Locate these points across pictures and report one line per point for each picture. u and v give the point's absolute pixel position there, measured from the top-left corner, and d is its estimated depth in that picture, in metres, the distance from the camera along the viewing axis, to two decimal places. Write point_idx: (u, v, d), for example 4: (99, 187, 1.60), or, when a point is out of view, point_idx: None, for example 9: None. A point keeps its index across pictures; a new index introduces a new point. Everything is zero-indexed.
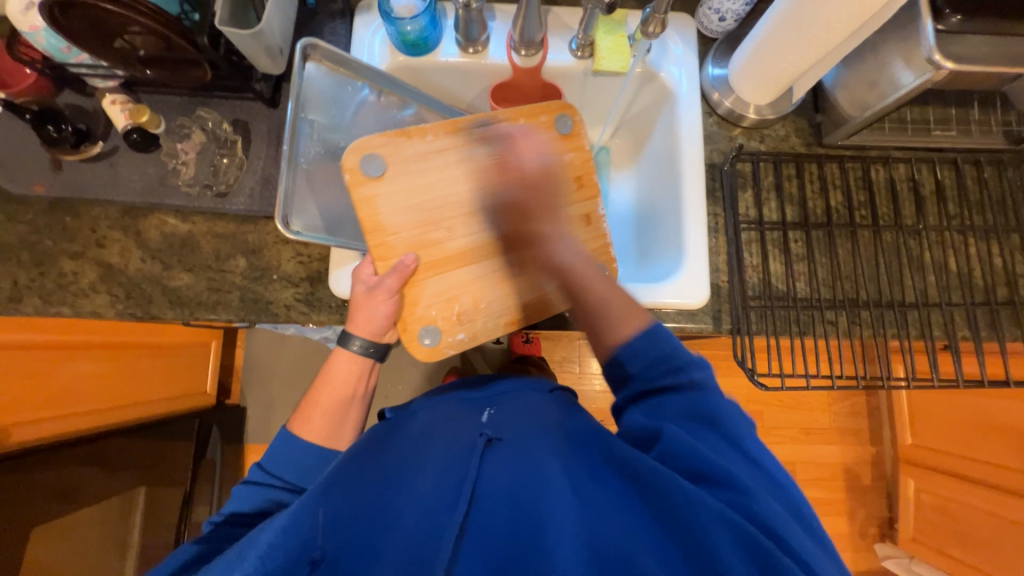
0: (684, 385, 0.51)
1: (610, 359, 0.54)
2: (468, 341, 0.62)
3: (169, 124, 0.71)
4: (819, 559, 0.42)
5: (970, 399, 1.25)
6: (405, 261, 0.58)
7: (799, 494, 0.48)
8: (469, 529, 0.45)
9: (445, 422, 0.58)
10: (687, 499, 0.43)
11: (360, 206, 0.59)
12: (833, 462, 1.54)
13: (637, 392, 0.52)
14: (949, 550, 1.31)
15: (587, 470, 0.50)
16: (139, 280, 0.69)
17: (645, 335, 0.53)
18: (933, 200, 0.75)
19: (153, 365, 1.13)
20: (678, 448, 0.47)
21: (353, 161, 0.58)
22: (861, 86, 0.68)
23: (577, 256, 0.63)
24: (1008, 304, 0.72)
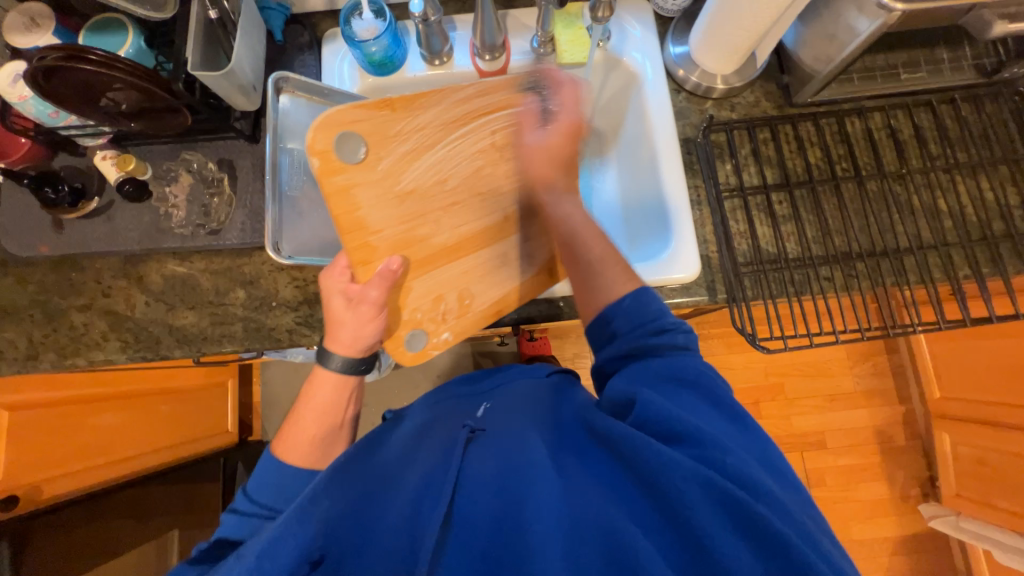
0: (670, 344, 0.52)
1: (600, 317, 0.55)
2: (454, 340, 0.65)
3: (156, 169, 0.73)
4: (792, 503, 0.44)
5: (991, 343, 1.21)
6: (389, 265, 0.58)
7: (774, 448, 0.50)
8: (453, 515, 0.47)
9: (440, 425, 0.61)
10: (666, 463, 0.44)
11: (337, 195, 0.56)
12: (863, 426, 1.51)
13: (625, 347, 0.53)
14: (995, 502, 1.27)
15: (571, 452, 0.51)
16: (146, 323, 0.71)
17: (633, 298, 0.53)
18: (914, 143, 0.75)
19: (173, 410, 1.15)
20: (651, 415, 0.47)
21: (324, 141, 0.54)
22: (821, 41, 0.68)
23: (578, 207, 0.62)
24: (1003, 237, 0.71)
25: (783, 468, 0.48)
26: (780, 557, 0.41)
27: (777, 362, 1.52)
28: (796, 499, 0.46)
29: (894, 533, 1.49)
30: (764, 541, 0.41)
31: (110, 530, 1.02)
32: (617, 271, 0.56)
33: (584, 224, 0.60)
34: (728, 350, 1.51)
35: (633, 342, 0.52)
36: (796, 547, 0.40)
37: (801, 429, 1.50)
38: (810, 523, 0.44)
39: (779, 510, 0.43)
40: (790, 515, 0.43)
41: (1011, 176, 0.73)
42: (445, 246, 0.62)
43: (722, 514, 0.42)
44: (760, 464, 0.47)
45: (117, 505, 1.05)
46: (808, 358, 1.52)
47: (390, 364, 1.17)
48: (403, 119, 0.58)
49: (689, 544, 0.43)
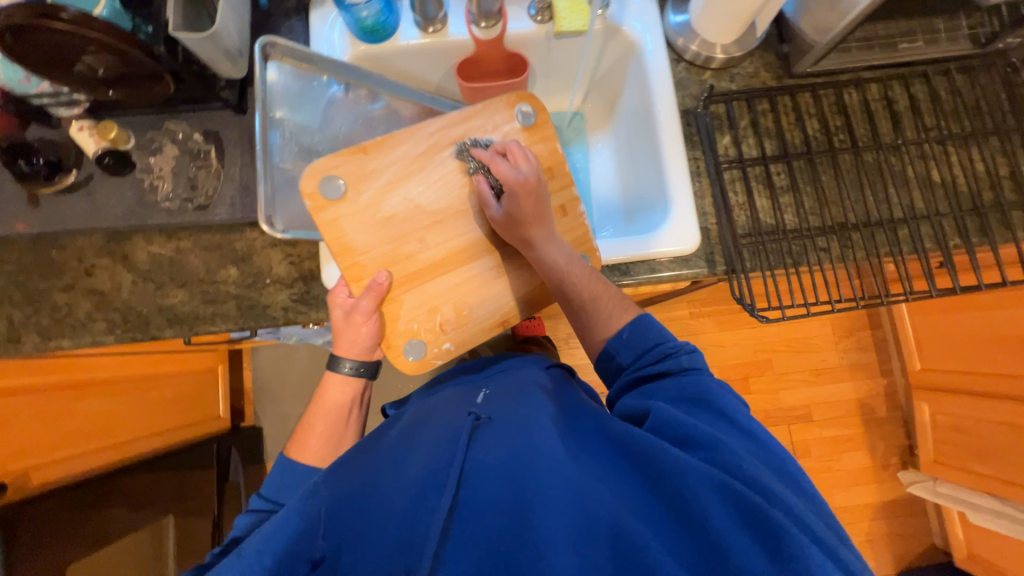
0: (674, 368, 0.58)
1: (604, 352, 0.62)
2: (456, 349, 0.63)
3: (139, 139, 0.70)
4: (791, 498, 0.46)
5: (970, 316, 1.26)
6: (378, 278, 0.59)
7: (779, 448, 0.52)
8: (454, 507, 0.46)
9: (441, 411, 0.61)
10: (681, 465, 0.47)
11: (324, 228, 0.59)
12: (847, 399, 1.56)
13: (631, 378, 0.60)
14: (969, 466, 1.33)
15: (581, 445, 0.52)
16: (134, 303, 0.69)
17: (632, 329, 0.60)
18: (909, 115, 0.75)
19: (165, 394, 1.14)
20: (667, 420, 0.52)
21: (313, 186, 0.59)
22: (822, 9, 0.68)
23: (564, 254, 0.61)
24: (992, 208, 0.72)
25: (797, 473, 0.51)
26: (791, 559, 0.42)
27: (766, 338, 1.55)
28: (804, 499, 0.49)
29: (875, 500, 1.55)
30: (770, 539, 0.43)
31: (112, 515, 1.00)
32: (613, 306, 0.61)
33: (569, 267, 0.60)
34: (720, 328, 1.54)
35: (638, 373, 0.59)
36: (790, 534, 0.42)
37: (789, 403, 1.54)
38: (819, 521, 0.46)
39: (788, 505, 0.45)
40: (797, 514, 0.45)
41: (1002, 147, 0.74)
42: (433, 260, 0.63)
43: (730, 510, 0.44)
44: (755, 456, 0.50)
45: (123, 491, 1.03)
46: (796, 334, 1.56)
47: None
48: (377, 157, 0.62)
49: (697, 538, 0.44)
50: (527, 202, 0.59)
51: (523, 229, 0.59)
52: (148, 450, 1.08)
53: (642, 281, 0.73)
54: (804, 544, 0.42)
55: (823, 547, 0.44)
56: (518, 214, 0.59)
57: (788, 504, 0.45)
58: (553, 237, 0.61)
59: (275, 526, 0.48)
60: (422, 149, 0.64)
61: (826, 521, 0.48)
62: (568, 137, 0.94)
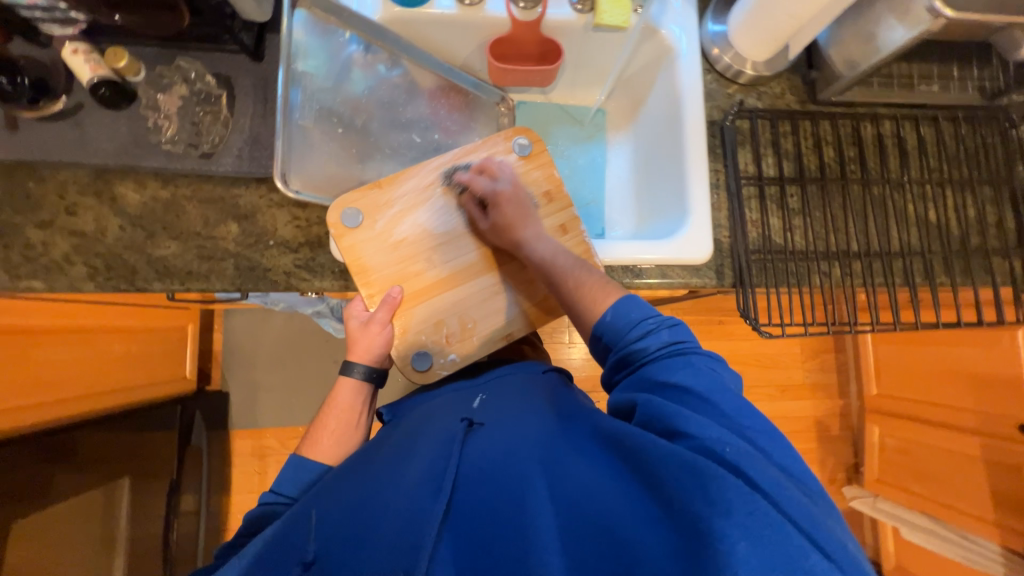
0: (658, 343, 0.52)
1: (592, 335, 0.56)
2: (462, 361, 0.64)
3: (149, 73, 0.65)
4: (790, 489, 0.41)
5: (929, 350, 1.35)
6: (391, 293, 0.61)
7: (774, 436, 0.47)
8: (450, 508, 0.45)
9: (437, 412, 0.60)
10: (662, 451, 0.43)
11: (344, 252, 0.62)
12: (806, 415, 1.64)
13: (616, 358, 0.53)
14: (908, 486, 1.44)
15: (572, 443, 0.51)
16: (120, 250, 0.63)
17: (614, 309, 0.54)
18: (916, 154, 0.79)
19: (127, 350, 1.07)
20: (652, 411, 0.47)
21: (335, 217, 0.62)
22: (855, 42, 0.70)
23: (552, 249, 0.60)
24: (979, 253, 0.77)
25: (793, 465, 0.45)
26: (776, 546, 0.37)
27: (740, 350, 1.61)
28: (798, 485, 0.43)
29: None
30: (751, 524, 0.38)
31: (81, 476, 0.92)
32: (596, 290, 0.56)
33: (556, 260, 0.59)
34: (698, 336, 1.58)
35: (622, 353, 0.53)
36: (781, 523, 0.38)
37: None
38: (816, 511, 0.41)
39: (775, 490, 0.40)
40: (781, 499, 0.40)
41: (992, 196, 0.79)
42: (440, 278, 0.64)
43: (710, 488, 0.40)
44: (744, 440, 0.45)
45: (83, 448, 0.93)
46: (767, 350, 1.62)
47: None
48: (391, 188, 0.65)
49: (676, 527, 0.40)
50: (508, 208, 0.61)
51: (511, 231, 0.61)
52: (105, 411, 1.00)
53: (653, 284, 0.73)
54: (789, 532, 0.38)
55: (819, 543, 0.38)
56: (502, 221, 0.61)
57: (775, 490, 0.40)
58: (542, 234, 0.61)
59: (274, 533, 0.47)
60: (433, 177, 0.66)
61: (818, 504, 0.42)
62: (590, 131, 0.93)
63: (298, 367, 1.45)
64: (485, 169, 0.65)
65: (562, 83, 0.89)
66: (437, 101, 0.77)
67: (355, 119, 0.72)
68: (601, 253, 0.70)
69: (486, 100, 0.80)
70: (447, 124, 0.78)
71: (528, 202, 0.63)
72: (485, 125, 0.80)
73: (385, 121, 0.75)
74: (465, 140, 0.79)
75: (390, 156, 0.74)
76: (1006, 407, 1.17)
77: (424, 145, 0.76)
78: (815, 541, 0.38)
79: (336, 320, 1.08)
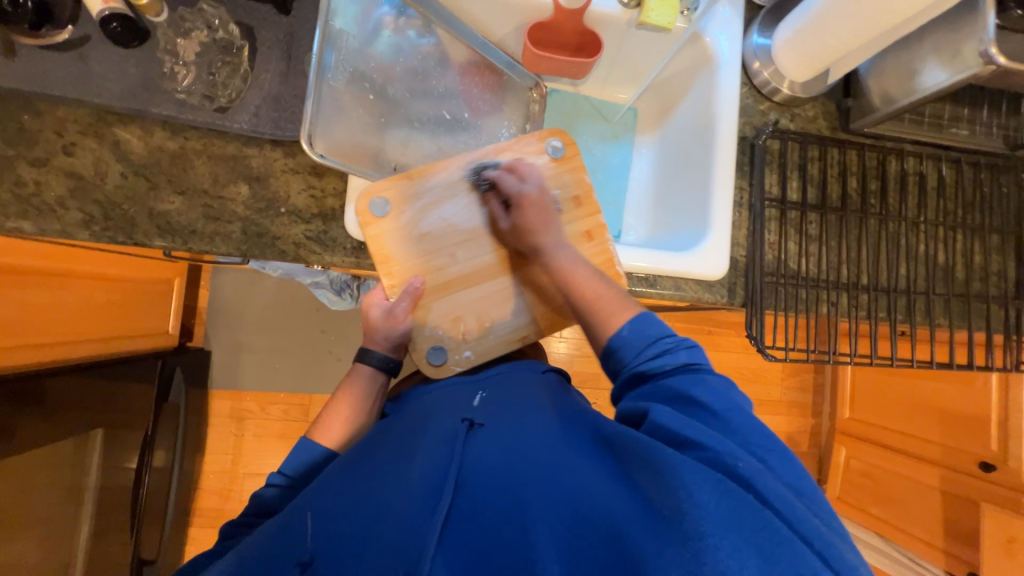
0: (675, 363, 0.51)
1: (605, 348, 0.55)
2: (475, 359, 0.64)
3: (170, 14, 0.62)
4: (797, 505, 0.41)
5: (905, 382, 1.38)
6: (412, 284, 0.61)
7: (787, 458, 0.46)
8: (451, 516, 0.43)
9: (438, 406, 0.58)
10: (674, 465, 0.41)
11: (369, 241, 0.62)
12: (779, 431, 1.66)
13: (630, 374, 0.52)
14: (867, 508, 1.50)
15: (574, 447, 0.49)
16: (119, 199, 0.60)
17: (632, 325, 0.53)
18: (935, 195, 0.80)
19: (111, 300, 1.04)
20: (664, 421, 0.46)
21: (362, 204, 0.61)
22: (896, 76, 0.70)
23: (572, 258, 0.60)
24: (977, 298, 0.79)
25: (801, 482, 0.45)
26: (788, 562, 0.36)
27: (726, 360, 1.60)
28: (802, 499, 0.43)
29: None
30: (764, 542, 0.37)
31: (57, 421, 0.87)
32: (615, 308, 0.56)
33: (575, 271, 0.59)
34: None
35: (637, 371, 0.51)
36: (788, 537, 0.37)
37: None
38: (825, 527, 0.41)
39: (785, 507, 0.40)
40: (792, 516, 0.40)
41: (999, 244, 0.80)
42: (462, 274, 0.64)
43: (721, 504, 0.39)
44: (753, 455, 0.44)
45: (61, 392, 0.88)
46: (752, 364, 1.62)
47: None
48: (419, 180, 0.63)
49: (681, 543, 0.38)
50: (531, 212, 0.61)
51: (531, 237, 0.60)
52: (84, 359, 0.97)
53: (665, 295, 0.72)
54: (798, 544, 0.37)
55: (825, 557, 0.38)
56: (524, 224, 0.61)
57: (784, 506, 0.40)
58: (561, 244, 0.60)
59: (271, 530, 0.46)
60: (464, 172, 0.64)
61: (824, 521, 0.43)
62: (617, 130, 0.91)
63: (285, 334, 1.42)
64: (516, 168, 0.63)
65: (594, 77, 0.86)
66: (469, 77, 0.74)
67: (387, 87, 0.69)
68: (623, 258, 0.69)
69: (519, 83, 0.76)
70: (478, 103, 0.75)
71: (552, 207, 0.62)
72: (514, 110, 0.77)
73: (414, 90, 0.71)
74: (493, 121, 0.76)
75: (417, 129, 0.71)
76: (972, 444, 1.21)
77: (452, 122, 0.74)
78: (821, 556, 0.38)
79: (333, 292, 1.06)
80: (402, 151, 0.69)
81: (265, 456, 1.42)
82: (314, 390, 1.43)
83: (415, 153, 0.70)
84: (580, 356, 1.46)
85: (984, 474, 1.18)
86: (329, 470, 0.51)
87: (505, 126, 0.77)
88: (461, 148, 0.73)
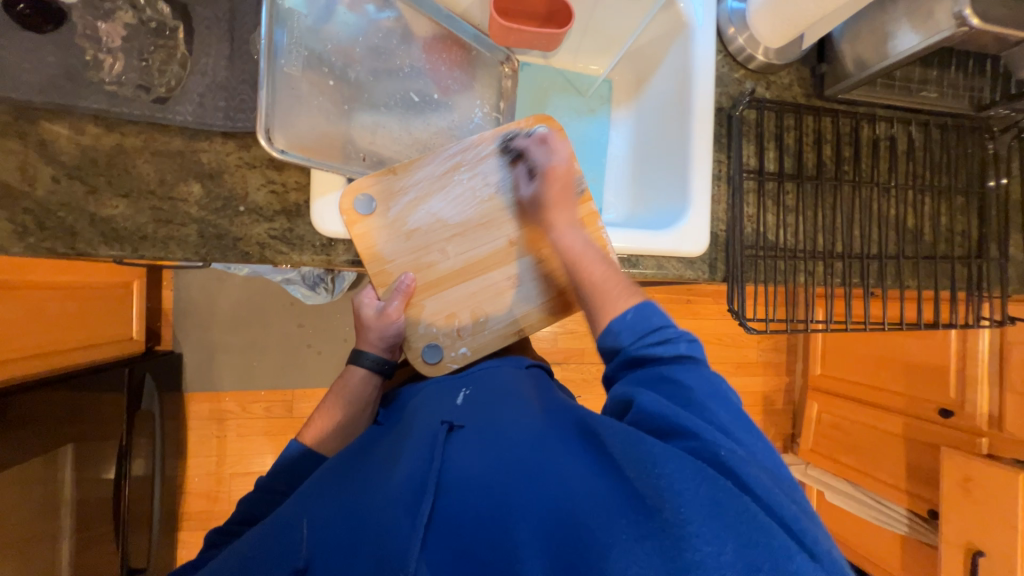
0: (671, 351, 0.51)
1: (604, 332, 0.54)
2: (471, 355, 0.64)
3: None
4: (777, 493, 0.42)
5: (874, 338, 1.44)
6: (405, 281, 0.60)
7: (770, 450, 0.48)
8: (434, 520, 0.42)
9: (423, 406, 0.57)
10: (655, 457, 0.42)
11: (356, 241, 0.59)
12: (756, 390, 1.73)
13: (627, 357, 0.52)
14: (837, 457, 1.59)
15: (560, 442, 0.48)
16: (54, 206, 0.54)
17: (638, 310, 0.53)
18: (904, 157, 0.81)
19: (64, 310, 0.96)
20: (652, 409, 0.46)
21: (347, 203, 0.58)
22: (869, 40, 0.69)
23: (582, 241, 0.60)
24: (943, 259, 0.81)
25: (775, 466, 0.47)
26: (763, 548, 0.38)
27: (704, 328, 1.63)
28: (779, 484, 0.45)
29: None
30: (739, 528, 0.38)
31: (20, 442, 0.82)
32: (616, 293, 0.55)
33: (584, 253, 0.59)
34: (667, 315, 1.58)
35: (638, 352, 0.51)
36: (767, 525, 0.39)
37: None
38: (799, 510, 0.43)
39: (765, 493, 0.42)
40: (767, 501, 0.41)
41: (964, 205, 0.82)
42: (453, 269, 0.62)
43: (701, 492, 0.40)
44: (737, 445, 0.45)
45: (27, 410, 0.83)
46: (729, 330, 1.65)
47: (344, 290, 1.07)
48: (406, 173, 0.61)
49: (662, 530, 0.38)
50: (555, 186, 0.61)
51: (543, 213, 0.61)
52: (38, 372, 0.89)
53: (649, 274, 0.72)
54: (774, 531, 0.39)
55: (801, 540, 0.40)
56: (544, 197, 0.61)
57: (766, 494, 0.42)
58: (573, 224, 0.61)
59: (257, 538, 0.45)
60: (455, 162, 0.62)
61: (798, 504, 0.44)
62: (592, 104, 0.88)
63: (260, 331, 1.36)
64: (547, 140, 0.62)
65: (565, 48, 0.83)
66: (435, 54, 0.70)
67: (347, 69, 0.64)
68: (614, 240, 0.68)
69: (488, 56, 0.73)
70: (447, 82, 0.71)
71: (570, 193, 0.62)
72: (486, 87, 0.74)
73: (377, 72, 0.66)
74: (466, 101, 0.72)
75: (384, 115, 0.66)
76: (933, 392, 1.29)
77: (421, 104, 0.69)
78: (797, 540, 0.40)
79: (306, 286, 1.02)
80: (370, 139, 0.65)
81: (251, 455, 1.39)
82: (295, 386, 1.40)
83: (385, 141, 0.66)
84: (562, 333, 1.47)
85: (943, 419, 1.27)
86: (317, 474, 0.50)
87: (478, 106, 0.73)
88: (434, 133, 0.70)
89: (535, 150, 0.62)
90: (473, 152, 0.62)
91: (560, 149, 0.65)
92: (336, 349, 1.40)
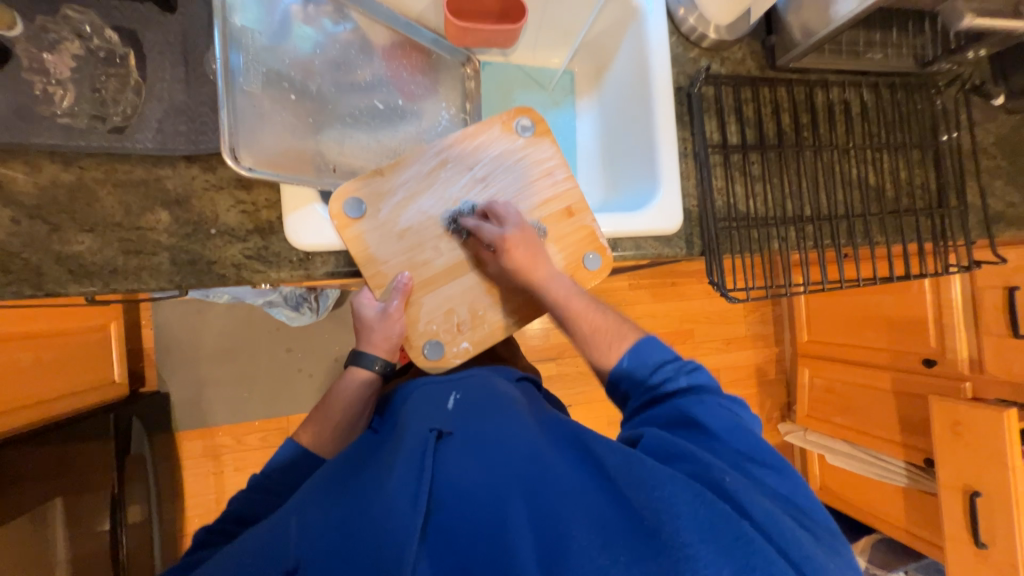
0: (675, 390, 0.52)
1: (609, 379, 0.56)
2: (473, 349, 0.63)
3: (31, 26, 0.54)
4: (780, 522, 0.42)
5: (852, 299, 1.48)
6: (401, 279, 0.60)
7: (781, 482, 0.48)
8: (428, 530, 0.42)
9: (413, 416, 0.55)
10: (653, 478, 0.43)
11: (349, 245, 0.59)
12: (747, 364, 1.75)
13: (637, 408, 0.54)
14: (831, 419, 1.61)
15: (556, 454, 0.49)
16: (16, 248, 0.53)
17: (634, 350, 0.55)
18: (860, 119, 0.84)
19: (45, 360, 0.92)
20: (655, 442, 0.48)
21: (337, 207, 0.59)
22: (811, 10, 0.71)
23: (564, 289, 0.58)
24: (908, 213, 0.83)
25: (773, 488, 0.47)
26: (761, 570, 0.38)
27: (691, 308, 1.65)
28: (777, 508, 0.45)
29: None
30: (736, 549, 0.39)
31: None
32: (614, 334, 0.56)
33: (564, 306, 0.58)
34: (653, 299, 1.60)
35: (644, 396, 0.53)
36: (760, 545, 0.39)
37: None
38: (798, 533, 0.43)
39: (762, 517, 0.42)
40: (768, 526, 0.41)
41: (921, 159, 0.85)
42: (448, 266, 0.62)
43: (698, 512, 0.41)
44: (735, 470, 0.47)
45: None
46: (715, 307, 1.68)
47: (329, 308, 1.07)
48: (395, 175, 0.61)
49: (661, 550, 0.39)
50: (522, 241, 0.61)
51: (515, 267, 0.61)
52: (41, 420, 0.91)
53: (628, 256, 0.72)
54: (770, 554, 0.39)
55: (796, 565, 0.40)
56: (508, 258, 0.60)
57: (766, 520, 0.42)
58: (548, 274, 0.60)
59: (245, 545, 0.44)
60: (445, 159, 0.63)
61: (806, 530, 0.44)
62: (556, 96, 0.89)
63: (247, 360, 1.34)
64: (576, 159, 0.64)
65: (523, 45, 0.84)
66: (396, 61, 0.70)
67: (308, 83, 0.63)
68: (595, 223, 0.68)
69: (449, 60, 0.73)
70: (410, 87, 0.71)
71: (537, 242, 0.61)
72: (450, 90, 0.74)
73: (340, 85, 0.66)
74: (431, 105, 0.73)
75: (351, 126, 0.67)
76: (915, 345, 1.33)
77: (387, 112, 0.70)
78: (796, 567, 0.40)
79: (289, 308, 1.01)
80: (340, 150, 0.65)
81: None
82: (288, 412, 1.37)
83: (354, 151, 0.66)
84: (551, 329, 1.47)
85: (927, 368, 1.31)
86: (309, 484, 0.49)
87: (444, 109, 0.74)
88: (403, 140, 0.70)
89: (530, 156, 0.65)
90: (465, 147, 0.63)
91: (547, 141, 0.65)
92: (327, 370, 1.37)
